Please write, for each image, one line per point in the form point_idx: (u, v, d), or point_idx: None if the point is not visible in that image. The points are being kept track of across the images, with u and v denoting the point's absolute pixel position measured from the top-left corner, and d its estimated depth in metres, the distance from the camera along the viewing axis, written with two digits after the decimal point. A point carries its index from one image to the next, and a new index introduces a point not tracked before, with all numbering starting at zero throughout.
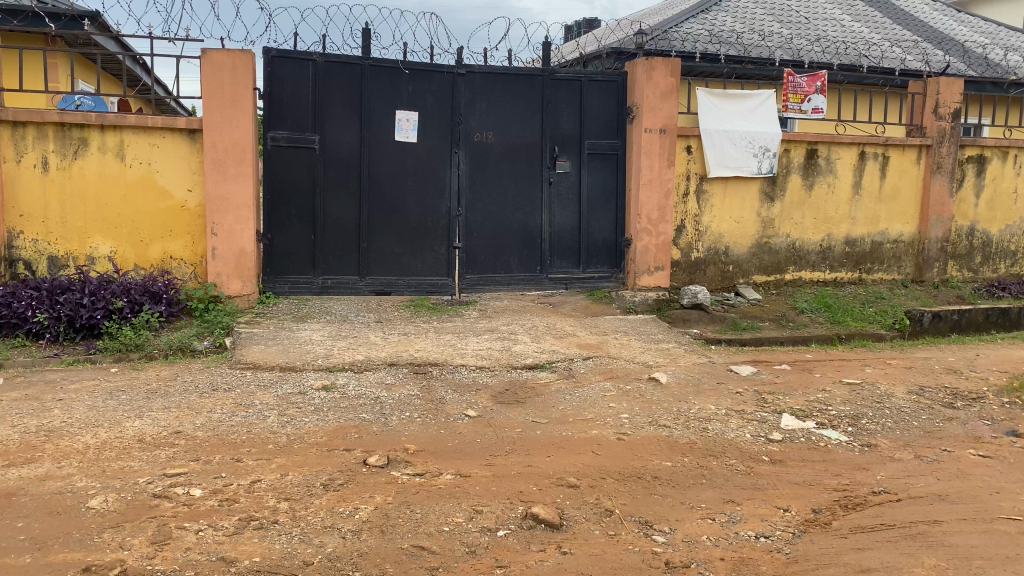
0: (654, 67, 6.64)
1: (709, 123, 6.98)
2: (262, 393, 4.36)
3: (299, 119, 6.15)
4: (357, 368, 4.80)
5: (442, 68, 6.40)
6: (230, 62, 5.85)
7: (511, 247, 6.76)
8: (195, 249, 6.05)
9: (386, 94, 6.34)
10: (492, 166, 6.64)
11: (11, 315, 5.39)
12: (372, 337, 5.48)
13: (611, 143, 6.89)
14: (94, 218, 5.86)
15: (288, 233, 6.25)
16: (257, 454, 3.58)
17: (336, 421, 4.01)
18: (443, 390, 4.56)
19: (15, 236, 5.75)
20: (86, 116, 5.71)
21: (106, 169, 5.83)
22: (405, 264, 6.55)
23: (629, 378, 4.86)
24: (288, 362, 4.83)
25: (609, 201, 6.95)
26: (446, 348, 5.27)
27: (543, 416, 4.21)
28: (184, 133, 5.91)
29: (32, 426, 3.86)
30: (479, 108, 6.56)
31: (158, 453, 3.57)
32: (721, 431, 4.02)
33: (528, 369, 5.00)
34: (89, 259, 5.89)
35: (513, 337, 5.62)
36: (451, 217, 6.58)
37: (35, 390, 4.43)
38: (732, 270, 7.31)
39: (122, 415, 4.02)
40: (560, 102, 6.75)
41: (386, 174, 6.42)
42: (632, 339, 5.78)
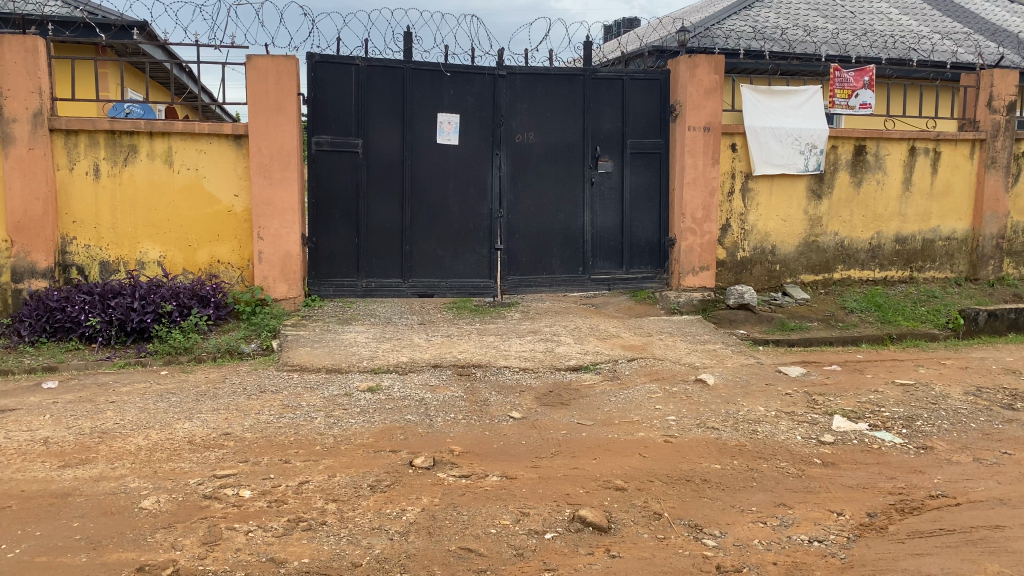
0: (697, 65, 6.58)
1: (754, 120, 6.88)
2: (308, 395, 4.39)
3: (342, 124, 6.20)
4: (401, 370, 4.82)
5: (483, 70, 6.41)
6: (274, 68, 5.92)
7: (553, 248, 6.73)
8: (242, 253, 6.13)
9: (428, 97, 6.37)
10: (533, 167, 6.62)
11: (65, 319, 5.52)
12: (416, 339, 5.50)
13: (654, 142, 6.83)
14: (144, 223, 5.97)
15: (332, 236, 6.31)
16: (305, 455, 3.60)
17: (382, 422, 4.02)
18: (487, 392, 4.55)
19: (68, 242, 5.88)
20: (136, 123, 5.81)
21: (155, 175, 5.93)
22: (447, 266, 6.56)
23: (675, 380, 4.80)
24: (334, 363, 4.86)
25: (652, 201, 6.89)
26: (489, 349, 5.27)
27: (589, 417, 4.17)
28: (230, 138, 5.99)
29: (86, 427, 3.94)
30: (520, 110, 6.55)
31: (208, 454, 3.62)
32: (771, 433, 3.95)
33: (572, 371, 4.97)
34: (139, 264, 6.01)
35: (557, 339, 5.59)
36: (492, 218, 6.57)
37: (88, 393, 4.53)
38: (779, 270, 7.19)
39: (172, 417, 4.09)
40: (602, 102, 6.71)
41: (428, 177, 6.44)
42: (678, 340, 5.71)
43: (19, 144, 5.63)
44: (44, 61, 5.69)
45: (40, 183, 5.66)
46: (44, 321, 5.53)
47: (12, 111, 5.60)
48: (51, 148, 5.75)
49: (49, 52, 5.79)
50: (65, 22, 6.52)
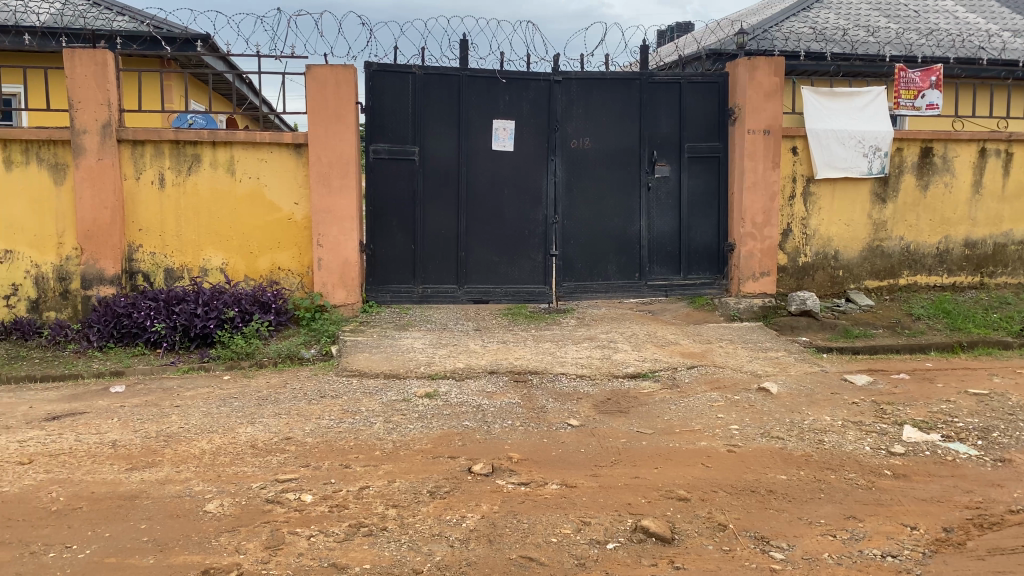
0: (757, 67, 6.48)
1: (816, 123, 6.75)
2: (367, 400, 4.41)
3: (399, 132, 6.25)
4: (458, 376, 4.81)
5: (538, 75, 6.39)
6: (333, 78, 5.99)
7: (609, 254, 6.67)
8: (302, 260, 6.22)
9: (484, 103, 6.37)
10: (589, 173, 6.58)
11: (132, 324, 5.66)
12: (473, 345, 5.50)
13: (712, 145, 6.73)
14: (207, 231, 6.09)
15: (389, 243, 6.35)
16: (365, 460, 3.62)
17: (440, 428, 4.02)
18: (544, 399, 4.51)
19: (135, 249, 6.03)
20: (199, 133, 5.94)
21: (218, 184, 6.05)
22: (502, 272, 6.55)
23: (737, 388, 4.70)
24: (391, 369, 4.88)
25: (711, 205, 6.79)
26: (545, 356, 5.23)
27: (649, 426, 4.11)
28: (291, 147, 6.09)
29: (152, 431, 4.02)
30: (576, 115, 6.51)
31: (270, 459, 3.65)
32: (839, 443, 3.83)
33: (631, 378, 4.90)
34: (203, 271, 6.13)
35: (614, 345, 5.53)
36: (548, 224, 6.54)
37: (154, 397, 4.62)
38: (842, 275, 7.02)
39: (235, 421, 4.14)
40: (659, 106, 6.63)
41: (483, 183, 6.44)
42: (739, 347, 5.61)
43: (87, 154, 5.79)
44: (113, 73, 5.84)
45: (109, 193, 5.82)
46: (111, 327, 5.68)
47: (82, 123, 5.76)
48: (119, 158, 5.90)
49: (117, 65, 5.95)
50: (133, 37, 6.70)
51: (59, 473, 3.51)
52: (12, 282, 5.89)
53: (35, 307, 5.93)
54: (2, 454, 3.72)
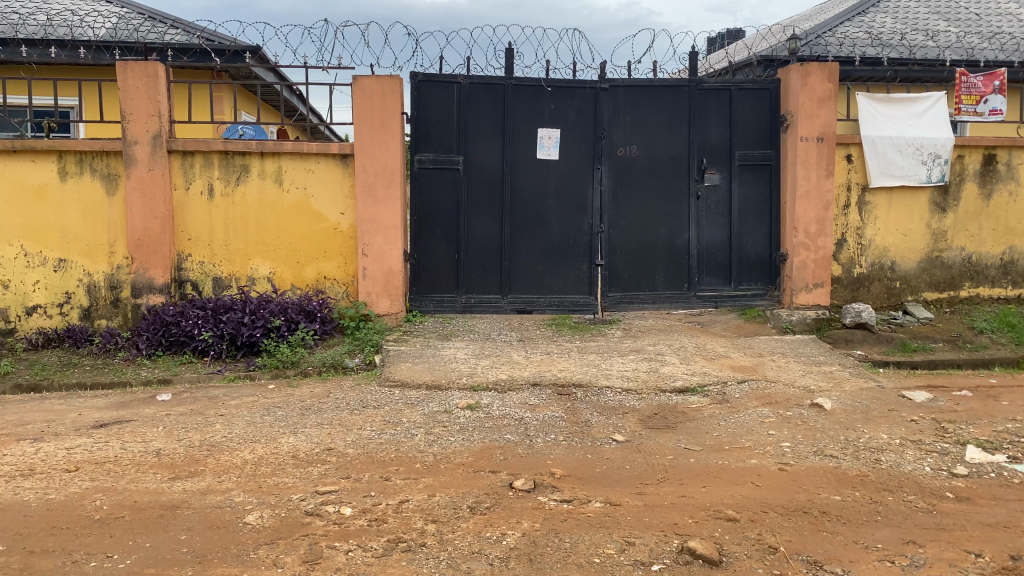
0: (810, 73, 6.32)
1: (872, 130, 6.56)
2: (409, 411, 4.36)
3: (444, 141, 6.23)
4: (501, 388, 4.74)
5: (585, 83, 6.31)
6: (379, 88, 6.00)
7: (656, 264, 6.56)
8: (348, 270, 6.22)
9: (529, 112, 6.32)
10: (636, 181, 6.48)
11: (180, 333, 5.71)
12: (516, 356, 5.43)
13: (764, 153, 6.57)
14: (255, 241, 6.13)
15: (433, 252, 6.34)
16: (405, 473, 3.57)
17: (482, 441, 3.95)
18: (589, 413, 4.42)
19: (184, 258, 6.10)
20: (248, 144, 5.99)
21: (265, 194, 6.09)
22: (547, 282, 6.48)
23: (789, 404, 4.55)
24: (434, 380, 4.83)
25: (762, 215, 6.63)
26: (590, 369, 5.13)
27: (697, 442, 3.99)
28: (337, 157, 6.11)
29: (196, 440, 4.03)
30: (622, 122, 6.42)
31: (311, 470, 3.63)
32: (896, 463, 3.66)
33: (678, 393, 4.78)
34: (250, 280, 6.17)
35: (661, 358, 5.41)
36: (593, 233, 6.46)
37: (200, 406, 4.64)
38: (899, 287, 6.79)
39: (277, 430, 4.13)
40: (708, 113, 6.51)
41: (528, 192, 6.39)
42: (791, 361, 5.44)
43: (139, 165, 5.88)
44: (164, 85, 5.93)
45: (159, 203, 5.90)
46: (160, 335, 5.75)
47: (134, 134, 5.86)
48: (170, 169, 5.98)
49: (168, 77, 6.04)
50: (185, 49, 6.81)
51: (104, 481, 3.53)
52: (66, 290, 6.00)
53: (87, 315, 6.03)
54: (49, 461, 3.76)
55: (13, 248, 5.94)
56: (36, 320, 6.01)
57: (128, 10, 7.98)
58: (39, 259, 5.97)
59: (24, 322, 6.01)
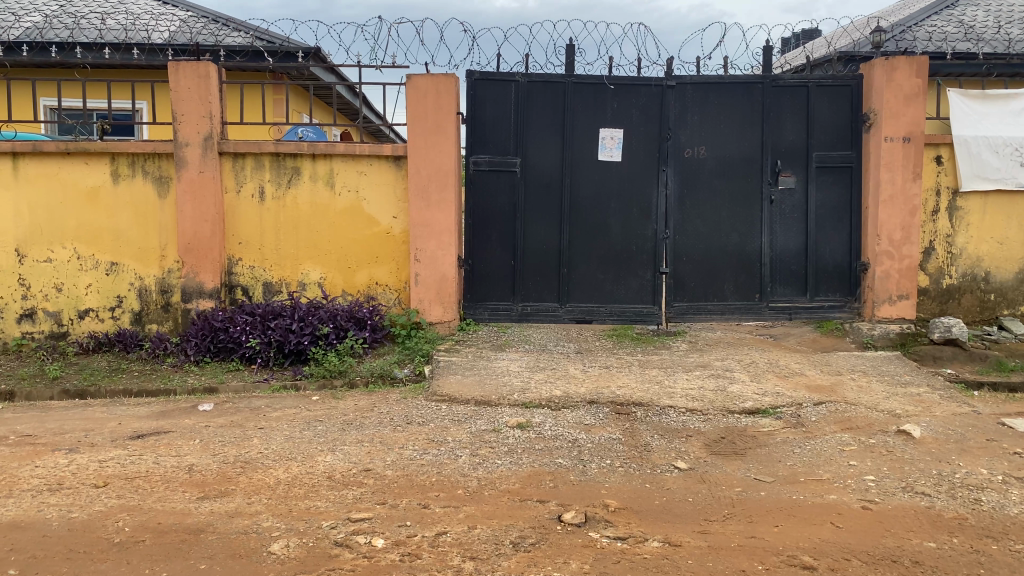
0: (896, 68, 5.85)
1: (965, 130, 6.07)
2: (455, 429, 4.07)
3: (501, 142, 5.96)
4: (555, 406, 4.42)
5: (650, 81, 5.96)
6: (434, 87, 5.76)
7: (725, 272, 6.15)
8: (400, 276, 6.00)
9: (591, 112, 6.00)
10: (704, 184, 6.09)
11: (228, 339, 5.58)
12: (573, 370, 5.10)
13: (844, 154, 6.11)
14: (306, 245, 5.96)
15: (488, 258, 6.07)
16: (446, 500, 3.29)
17: (530, 465, 3.65)
18: (649, 435, 4.08)
19: (234, 263, 5.97)
20: (299, 145, 5.83)
21: (317, 197, 5.92)
22: (608, 291, 6.14)
23: (872, 430, 4.12)
24: (483, 395, 4.52)
25: (842, 220, 6.16)
26: (652, 386, 4.77)
27: (769, 473, 3.61)
28: (390, 159, 5.89)
29: (231, 455, 3.84)
30: (690, 122, 6.05)
31: (345, 493, 3.38)
32: (999, 505, 3.22)
33: (748, 414, 4.39)
34: (300, 285, 6.00)
35: (729, 375, 5.02)
36: (657, 240, 6.09)
37: (240, 417, 4.46)
38: (994, 299, 6.26)
39: (315, 447, 3.90)
40: (784, 112, 6.09)
41: (589, 196, 6.06)
42: (873, 381, 4.98)
43: (190, 167, 5.77)
44: (216, 85, 5.81)
45: (209, 206, 5.77)
46: (208, 341, 5.63)
47: (185, 136, 5.75)
48: (221, 171, 5.86)
49: (221, 78, 5.92)
50: (242, 52, 6.70)
51: (130, 499, 3.35)
52: (118, 294, 5.94)
53: (138, 319, 5.95)
54: (80, 475, 3.61)
55: (66, 251, 5.90)
56: (88, 324, 5.96)
57: (191, 12, 7.95)
58: (92, 262, 5.91)
59: (76, 325, 5.96)
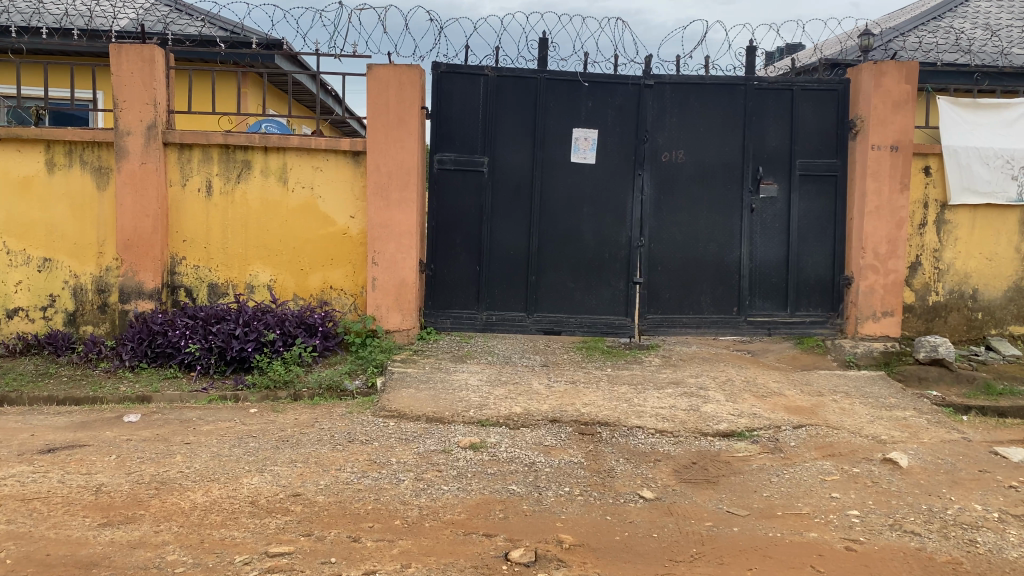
0: (884, 73, 5.57)
1: (954, 140, 5.80)
2: (401, 450, 3.69)
3: (468, 140, 5.61)
4: (513, 424, 4.05)
5: (627, 79, 5.64)
6: (397, 79, 5.40)
7: (702, 283, 5.82)
8: (357, 280, 5.61)
9: (564, 110, 5.66)
10: (681, 190, 5.77)
11: (167, 344, 5.18)
12: (536, 385, 4.73)
13: (829, 162, 5.81)
14: (255, 245, 5.58)
15: (452, 262, 5.71)
16: (380, 533, 2.91)
17: (480, 493, 3.28)
18: (613, 459, 3.73)
19: (178, 262, 5.57)
20: (250, 138, 5.45)
21: (268, 193, 5.54)
22: (579, 301, 5.78)
23: (856, 458, 3.79)
24: (435, 412, 4.13)
25: (826, 231, 5.86)
26: (620, 404, 4.41)
27: (743, 505, 3.26)
28: (349, 155, 5.53)
29: (147, 475, 3.44)
30: (668, 124, 5.72)
31: (268, 522, 2.99)
32: (997, 547, 2.88)
33: (721, 437, 4.04)
34: (249, 288, 5.61)
35: (703, 394, 4.66)
36: (632, 247, 5.75)
37: (167, 431, 4.05)
38: (981, 318, 5.99)
39: (243, 467, 3.50)
40: (767, 116, 5.78)
41: (560, 200, 5.72)
42: (856, 403, 4.66)
43: (132, 158, 5.36)
44: (162, 71, 5.42)
45: (151, 200, 5.37)
46: (145, 346, 5.22)
47: (127, 124, 5.36)
48: (165, 163, 5.48)
49: (169, 64, 5.53)
50: (196, 40, 6.32)
51: (20, 526, 2.93)
52: (50, 292, 5.51)
53: (72, 321, 5.53)
54: None
55: None
56: (18, 324, 5.53)
57: None
58: (23, 258, 5.49)
59: (4, 325, 5.54)
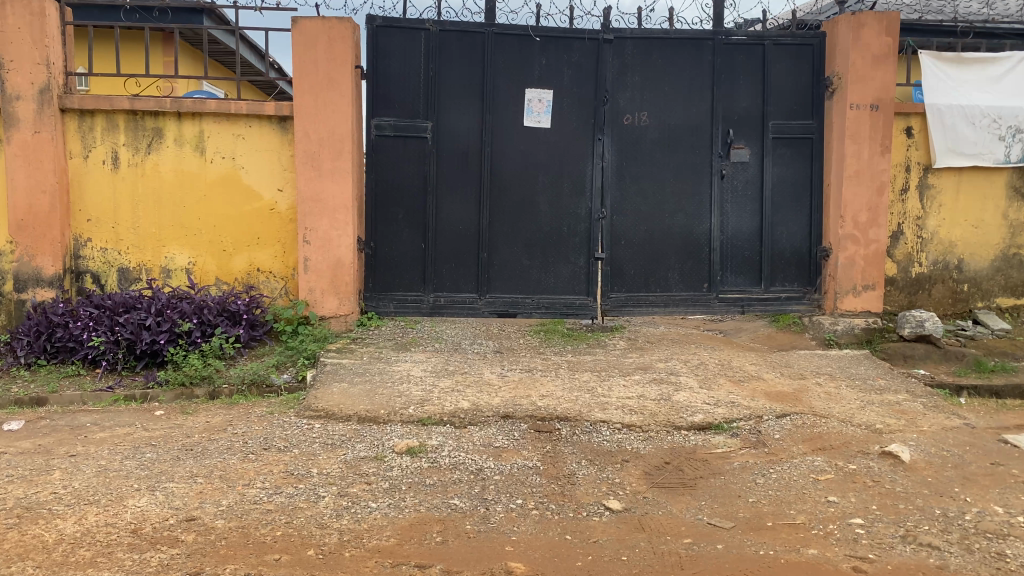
0: (864, 24, 5.09)
1: (938, 98, 5.34)
2: (325, 459, 3.13)
3: (408, 102, 5.03)
4: (459, 423, 3.50)
5: (584, 33, 5.09)
6: (325, 32, 4.78)
7: (669, 258, 5.32)
8: (287, 261, 5.03)
9: (515, 68, 5.09)
10: (645, 156, 5.24)
11: (68, 338, 4.55)
12: (487, 375, 4.19)
13: (804, 124, 5.33)
14: (170, 224, 4.95)
15: (394, 239, 5.13)
16: (289, 568, 2.36)
17: (416, 510, 2.74)
18: (574, 461, 3.21)
19: (81, 244, 4.92)
20: (160, 102, 4.81)
21: (183, 165, 4.92)
22: (535, 280, 5.25)
23: (850, 453, 3.31)
24: (369, 410, 3.55)
25: (802, 199, 5.39)
26: (581, 395, 3.89)
27: (728, 515, 2.76)
28: (273, 120, 4.92)
29: (11, 498, 2.82)
30: (630, 83, 5.18)
31: (148, 558, 2.41)
32: None
33: (697, 431, 3.54)
34: (164, 272, 4.99)
35: (675, 381, 4.16)
36: (592, 220, 5.22)
37: (52, 441, 3.44)
38: (967, 291, 5.59)
39: (131, 485, 2.91)
40: (737, 73, 5.26)
41: (512, 169, 5.16)
42: (842, 386, 4.20)
43: (22, 126, 4.69)
44: (54, 27, 4.74)
45: (46, 174, 4.71)
46: (43, 340, 4.58)
47: (16, 87, 4.68)
48: (63, 132, 4.81)
49: (64, 19, 4.85)
50: None
51: None
52: None
53: None
54: None
55: None
56: None
57: None
58: None
59: None
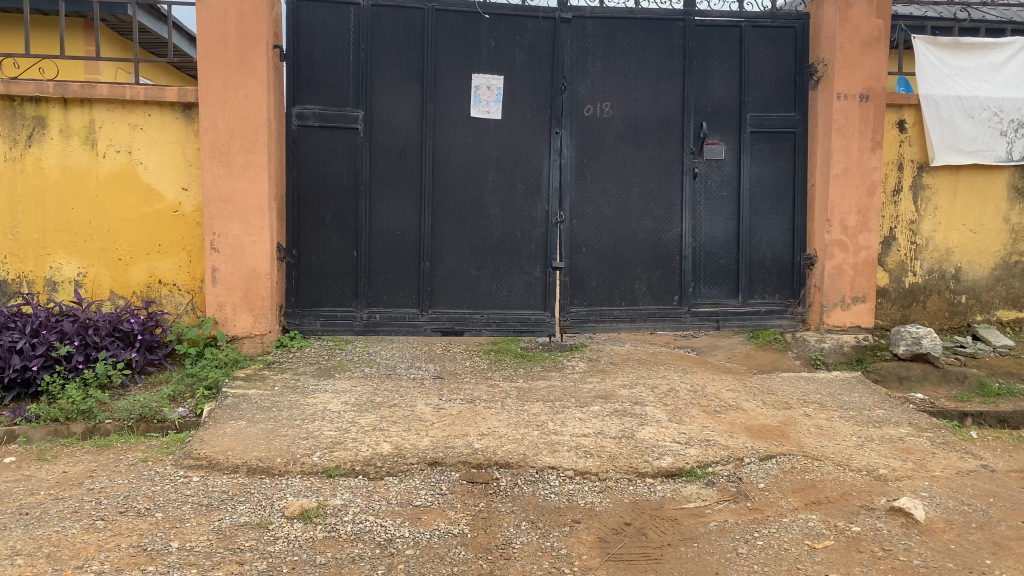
0: (851, 4, 4.52)
1: (934, 88, 4.79)
2: (194, 527, 2.46)
3: (336, 88, 4.37)
4: (373, 474, 2.85)
5: (538, 12, 4.47)
6: (235, 6, 4.12)
7: (636, 267, 4.70)
8: (193, 271, 4.35)
9: (459, 51, 4.45)
10: (609, 152, 4.62)
11: None
12: (419, 408, 3.54)
13: (785, 116, 4.74)
14: (56, 228, 4.25)
15: (321, 246, 4.46)
16: None
17: None
18: (511, 524, 2.56)
19: None
20: (42, 86, 4.12)
21: (70, 160, 4.23)
22: (484, 293, 4.61)
23: (853, 508, 2.70)
24: (263, 458, 2.89)
25: (783, 201, 4.79)
26: (528, 433, 3.25)
27: None
28: (177, 108, 4.25)
29: None
30: (591, 69, 4.57)
31: None
32: None
33: (665, 479, 2.91)
34: (49, 284, 4.28)
35: (640, 413, 3.53)
36: (549, 225, 4.60)
37: None
38: (965, 303, 5.04)
39: None
40: (711, 59, 4.67)
41: (457, 166, 4.52)
42: (835, 418, 3.60)
43: None
44: None
45: None
46: None
47: None
48: None
49: None
50: None
51: None
52: None
53: None
54: None
55: None
56: None
57: None
58: None
59: None
